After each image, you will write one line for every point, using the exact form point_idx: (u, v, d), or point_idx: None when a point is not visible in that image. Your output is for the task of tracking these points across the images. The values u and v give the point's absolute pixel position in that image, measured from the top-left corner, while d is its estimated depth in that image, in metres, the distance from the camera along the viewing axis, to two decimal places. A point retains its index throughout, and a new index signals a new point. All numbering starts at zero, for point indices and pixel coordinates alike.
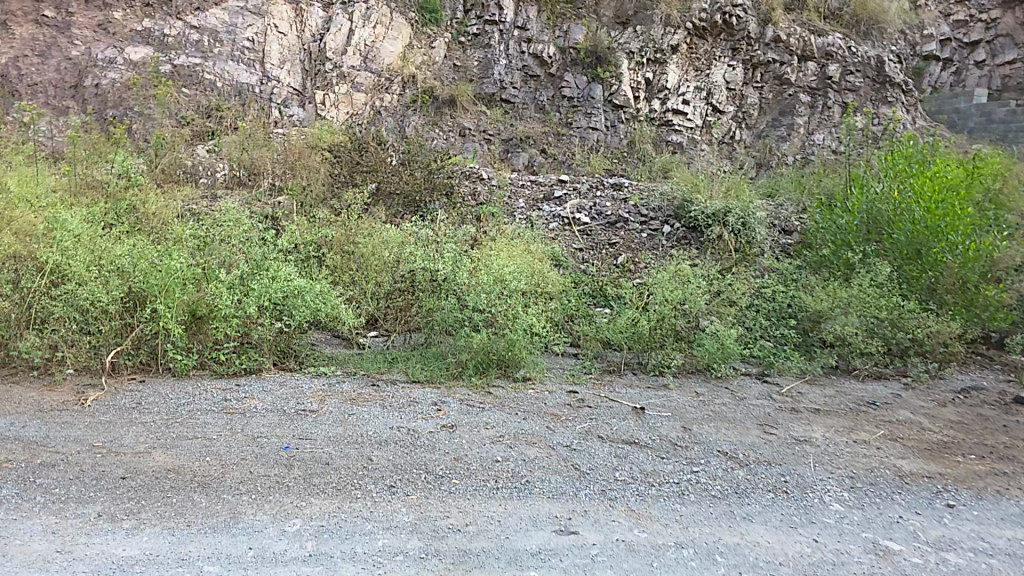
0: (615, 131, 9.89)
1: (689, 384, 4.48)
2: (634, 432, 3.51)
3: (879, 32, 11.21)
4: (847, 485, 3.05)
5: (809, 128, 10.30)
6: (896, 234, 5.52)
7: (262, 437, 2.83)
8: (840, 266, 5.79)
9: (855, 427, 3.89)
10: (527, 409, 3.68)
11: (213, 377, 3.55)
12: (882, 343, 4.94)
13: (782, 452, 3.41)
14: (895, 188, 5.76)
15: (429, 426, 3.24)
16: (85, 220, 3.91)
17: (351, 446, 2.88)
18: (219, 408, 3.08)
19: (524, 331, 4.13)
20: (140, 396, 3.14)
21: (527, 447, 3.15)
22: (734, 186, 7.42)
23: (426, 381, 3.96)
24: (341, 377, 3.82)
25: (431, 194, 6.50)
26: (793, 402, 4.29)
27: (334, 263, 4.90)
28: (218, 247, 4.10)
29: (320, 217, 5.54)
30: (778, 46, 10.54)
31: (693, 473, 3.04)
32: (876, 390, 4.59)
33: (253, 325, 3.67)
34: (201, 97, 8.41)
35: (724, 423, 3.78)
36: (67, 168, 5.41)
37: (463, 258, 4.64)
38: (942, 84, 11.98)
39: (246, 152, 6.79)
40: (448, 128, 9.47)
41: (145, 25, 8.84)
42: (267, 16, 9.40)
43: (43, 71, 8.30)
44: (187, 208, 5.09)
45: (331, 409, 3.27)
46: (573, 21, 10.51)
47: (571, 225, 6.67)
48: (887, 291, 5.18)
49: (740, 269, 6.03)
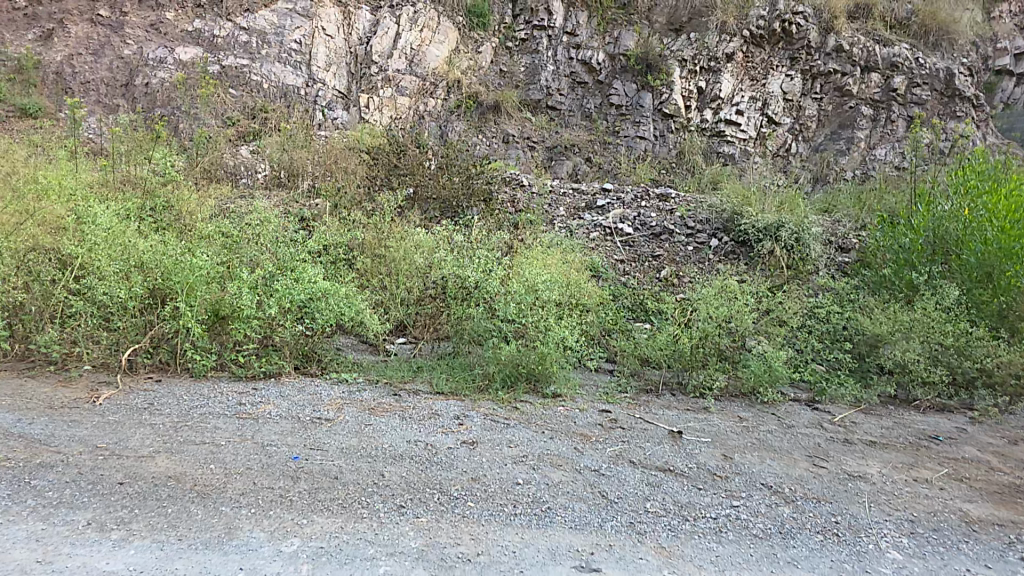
0: (664, 141, 9.58)
1: (731, 408, 4.16)
2: (669, 459, 3.25)
3: (949, 44, 10.64)
4: (906, 530, 2.74)
5: (871, 142, 9.78)
6: (965, 254, 5.12)
7: (271, 446, 2.68)
8: (902, 288, 5.40)
9: (915, 464, 3.54)
10: (555, 428, 3.47)
11: (231, 379, 3.44)
12: (946, 371, 4.53)
13: (832, 488, 3.11)
14: (966, 206, 5.38)
15: (449, 441, 3.07)
16: (116, 217, 3.92)
17: (363, 460, 2.71)
18: (232, 413, 2.95)
19: (556, 344, 3.94)
20: (153, 397, 3.05)
21: (552, 471, 2.94)
22: (787, 200, 7.06)
23: (450, 393, 3.78)
24: (362, 385, 3.66)
25: (468, 200, 6.35)
26: (846, 432, 3.96)
27: (362, 266, 4.79)
28: (246, 247, 4.06)
29: (354, 219, 5.47)
30: (840, 56, 10.09)
31: (733, 509, 2.77)
32: (938, 424, 4.22)
33: (276, 327, 3.56)
34: (246, 98, 8.51)
35: (768, 453, 3.49)
36: (106, 163, 5.48)
37: (498, 268, 4.61)
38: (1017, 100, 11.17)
39: (286, 153, 6.80)
40: (492, 134, 9.37)
41: (196, 26, 9.01)
42: (316, 18, 9.48)
43: (96, 69, 8.52)
44: (222, 206, 5.08)
45: (348, 419, 3.13)
46: (624, 27, 10.34)
47: (612, 235, 6.45)
48: (954, 316, 4.78)
49: (792, 287, 5.70)
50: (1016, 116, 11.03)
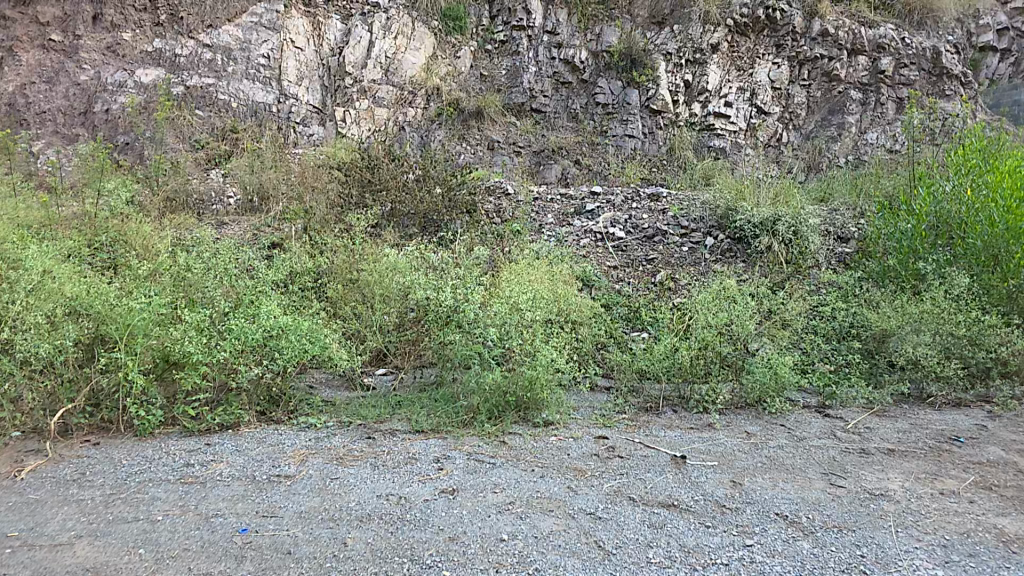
0: (653, 138, 9.36)
1: (738, 422, 3.84)
2: (673, 491, 2.92)
3: (933, 22, 10.43)
4: (940, 558, 2.41)
5: (862, 126, 9.55)
6: (970, 238, 4.83)
7: (217, 517, 2.43)
8: (907, 277, 5.05)
9: (939, 474, 3.21)
10: (545, 462, 3.15)
11: (182, 435, 3.18)
12: (960, 364, 4.21)
13: (854, 513, 2.77)
14: (967, 186, 5.10)
15: (426, 492, 2.75)
16: (53, 262, 3.66)
17: (323, 526, 2.41)
18: (176, 478, 2.72)
19: (547, 366, 3.57)
20: (86, 466, 2.80)
21: (541, 519, 2.61)
22: (782, 191, 6.74)
23: (431, 431, 3.44)
24: (332, 430, 3.35)
25: (450, 213, 6.06)
26: (862, 441, 3.63)
27: (333, 294, 4.45)
28: (199, 280, 3.79)
29: (325, 242, 5.15)
30: (825, 41, 9.84)
31: (746, 549, 2.44)
32: (956, 422, 3.90)
33: (233, 371, 3.30)
34: (214, 118, 8.22)
35: (781, 474, 3.16)
36: (52, 201, 5.23)
37: (476, 288, 4.24)
38: (1001, 76, 10.87)
39: (255, 174, 6.47)
40: (476, 141, 9.10)
41: (156, 45, 8.67)
42: (283, 31, 9.14)
43: (52, 98, 8.20)
44: (177, 235, 4.80)
45: (311, 474, 2.84)
46: (606, 23, 9.97)
47: (604, 241, 6.12)
48: (966, 305, 4.44)
49: (793, 285, 5.36)
50: (1000, 93, 10.69)
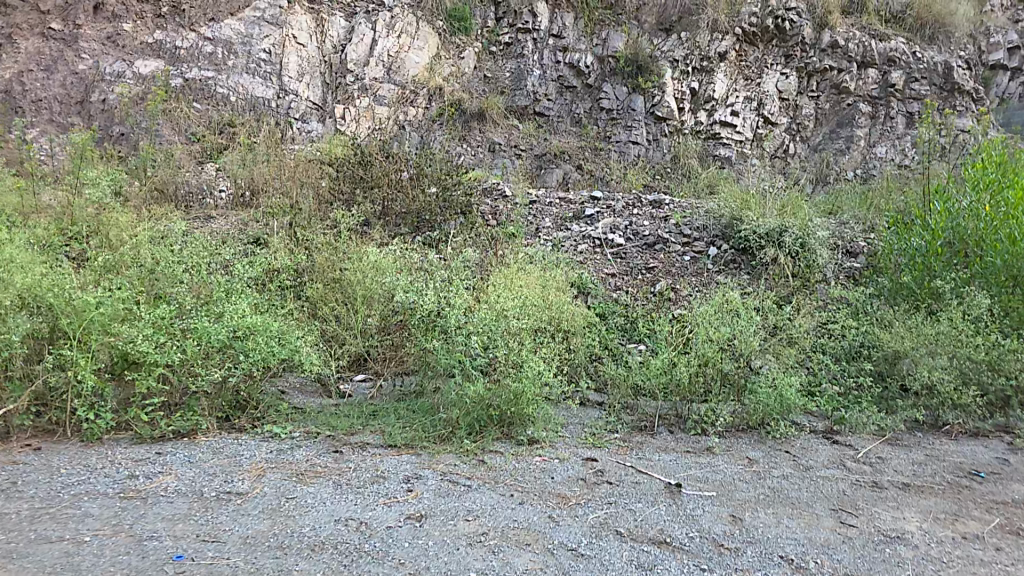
0: (658, 145, 9.12)
1: (738, 447, 3.55)
2: (665, 526, 2.63)
3: (946, 37, 10.11)
4: None
5: (870, 140, 9.22)
6: (990, 256, 4.50)
7: (151, 541, 2.16)
8: (922, 295, 4.72)
9: (960, 514, 2.90)
10: (526, 486, 2.87)
11: (133, 441, 2.93)
12: (979, 392, 3.89)
13: (867, 559, 2.46)
14: (985, 203, 4.74)
15: (391, 518, 2.47)
16: (12, 249, 3.43)
17: (269, 555, 2.14)
18: (116, 492, 2.46)
19: (534, 380, 3.30)
20: (20, 474, 2.55)
21: (516, 555, 2.32)
22: (790, 203, 6.41)
23: (404, 446, 3.17)
24: (297, 441, 3.10)
25: (446, 212, 5.86)
26: (874, 473, 3.32)
27: (313, 294, 4.20)
28: (169, 275, 3.57)
29: (309, 240, 4.90)
30: (835, 52, 9.55)
31: None
32: (976, 455, 3.59)
33: (193, 374, 3.05)
34: (213, 112, 8.02)
35: (785, 509, 2.86)
36: (28, 188, 5.01)
37: (461, 292, 3.99)
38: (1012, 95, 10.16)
39: (247, 168, 6.27)
40: (477, 143, 8.89)
41: (156, 37, 8.50)
42: (286, 26, 8.99)
43: (48, 86, 7.95)
44: (164, 227, 4.62)
45: (266, 492, 2.57)
46: (612, 27, 9.78)
47: (602, 247, 5.87)
48: (985, 326, 4.12)
49: (801, 298, 5.05)
50: (1012, 110, 10.07)
